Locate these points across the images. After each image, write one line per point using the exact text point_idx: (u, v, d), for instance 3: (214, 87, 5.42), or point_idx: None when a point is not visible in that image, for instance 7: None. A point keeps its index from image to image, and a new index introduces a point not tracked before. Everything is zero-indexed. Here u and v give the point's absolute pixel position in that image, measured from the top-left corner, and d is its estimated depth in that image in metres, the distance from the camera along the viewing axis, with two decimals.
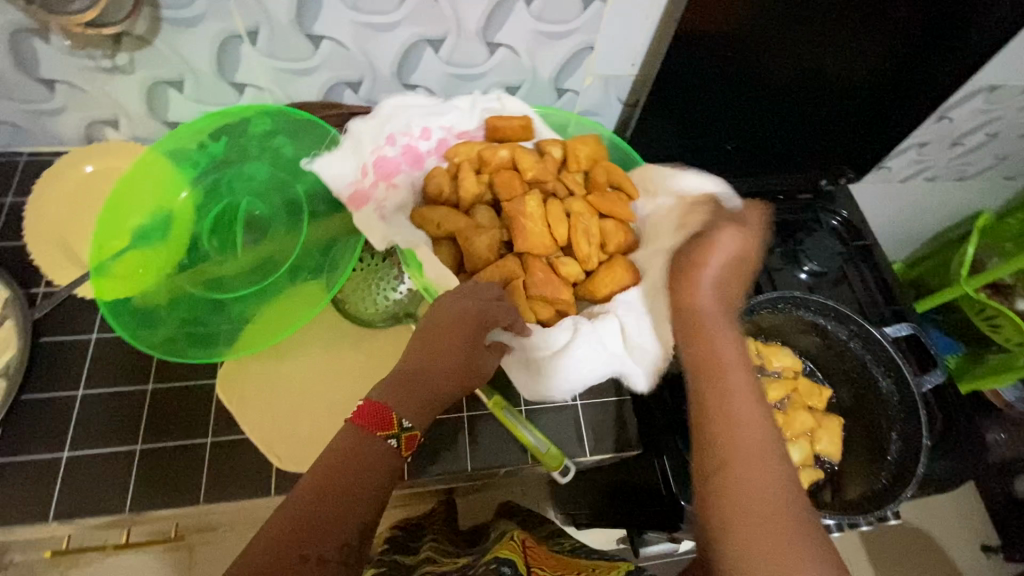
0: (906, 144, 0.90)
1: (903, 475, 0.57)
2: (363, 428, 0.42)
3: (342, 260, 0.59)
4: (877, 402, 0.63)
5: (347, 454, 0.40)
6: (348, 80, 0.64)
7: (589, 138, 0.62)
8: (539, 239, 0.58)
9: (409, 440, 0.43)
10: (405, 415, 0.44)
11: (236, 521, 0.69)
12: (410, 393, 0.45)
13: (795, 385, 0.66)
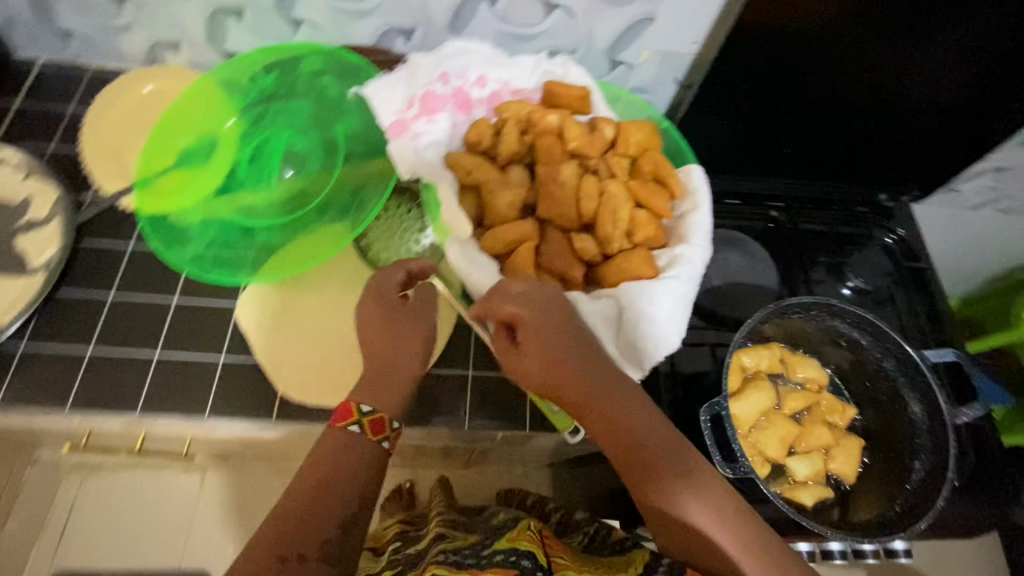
0: (982, 167, 0.83)
1: (920, 507, 0.54)
2: (331, 424, 0.46)
3: (369, 203, 0.59)
4: (904, 428, 0.60)
5: (321, 458, 0.45)
6: (401, 28, 0.63)
7: (645, 125, 0.60)
8: (564, 209, 0.56)
9: (374, 424, 0.46)
10: (365, 399, 0.47)
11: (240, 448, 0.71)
12: (372, 386, 0.48)
13: (817, 398, 0.63)
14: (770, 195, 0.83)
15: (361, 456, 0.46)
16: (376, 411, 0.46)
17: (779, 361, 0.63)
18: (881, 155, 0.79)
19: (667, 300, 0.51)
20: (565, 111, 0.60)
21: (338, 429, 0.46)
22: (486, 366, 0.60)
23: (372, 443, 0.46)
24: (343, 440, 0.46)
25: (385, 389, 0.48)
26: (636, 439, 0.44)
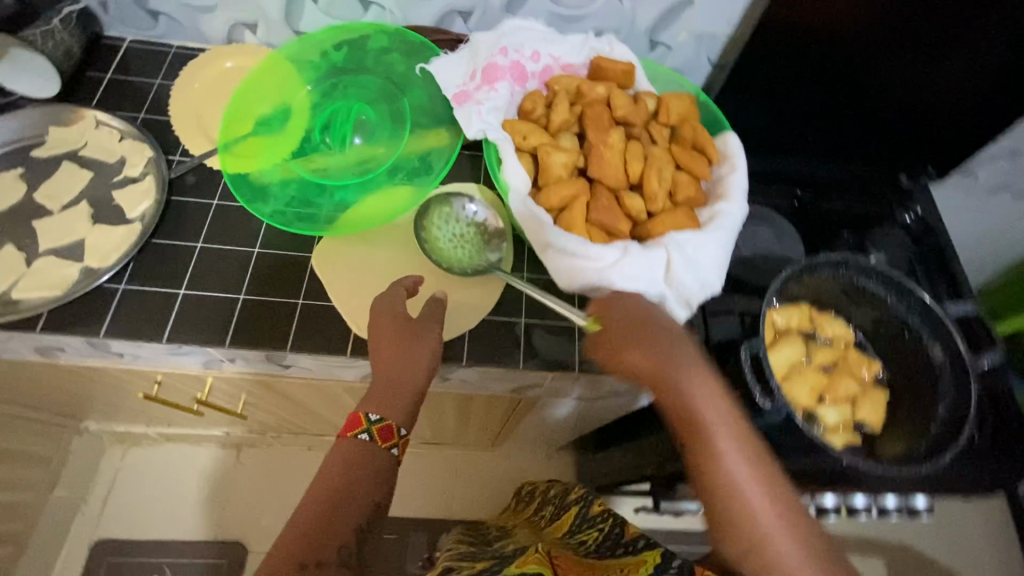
0: (995, 150, 0.88)
1: (943, 442, 0.60)
2: (343, 438, 0.51)
3: (436, 167, 0.66)
4: (927, 377, 0.64)
5: (337, 468, 0.49)
6: (461, 9, 0.70)
7: (685, 97, 0.66)
8: (612, 170, 0.61)
9: (382, 432, 0.51)
10: (370, 410, 0.52)
11: (299, 393, 0.77)
12: (383, 399, 0.53)
13: (843, 353, 0.67)
14: (794, 176, 0.86)
15: (373, 463, 0.50)
16: (383, 420, 0.51)
17: (807, 318, 0.67)
18: (902, 139, 0.84)
19: (706, 249, 0.56)
20: (611, 84, 0.66)
21: (350, 440, 0.50)
22: (540, 314, 0.64)
23: (383, 451, 0.51)
24: (354, 448, 0.50)
25: (396, 403, 0.53)
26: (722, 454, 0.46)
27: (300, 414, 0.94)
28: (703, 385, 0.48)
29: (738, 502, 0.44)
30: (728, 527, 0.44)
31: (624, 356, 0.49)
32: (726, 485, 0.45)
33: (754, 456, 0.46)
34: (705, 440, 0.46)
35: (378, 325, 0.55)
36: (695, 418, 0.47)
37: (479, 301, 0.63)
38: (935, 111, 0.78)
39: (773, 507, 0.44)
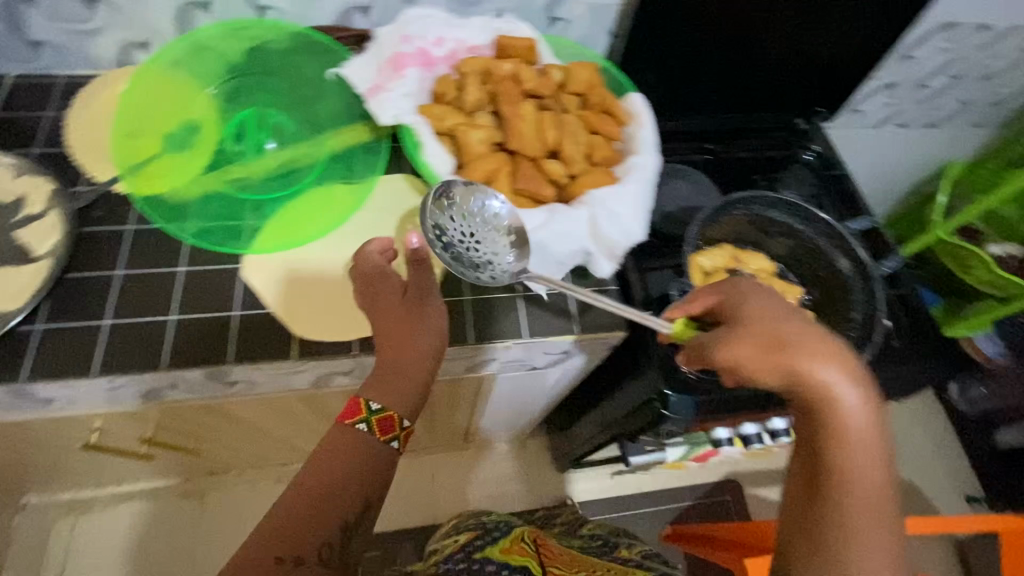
0: (874, 85, 0.97)
1: (860, 343, 0.66)
2: (342, 423, 0.50)
3: (360, 165, 0.67)
4: (841, 290, 0.70)
5: (332, 462, 0.48)
6: (359, 4, 0.70)
7: (589, 66, 0.69)
8: (529, 140, 0.63)
9: (381, 423, 0.51)
10: (371, 398, 0.52)
11: (256, 413, 0.75)
12: (382, 382, 0.53)
13: (768, 283, 0.72)
14: (704, 131, 0.93)
15: (368, 456, 0.50)
16: (383, 410, 0.51)
17: (728, 256, 0.72)
18: (792, 85, 0.91)
19: (624, 203, 0.60)
20: (517, 60, 0.68)
21: (348, 429, 0.50)
22: (484, 290, 0.64)
23: (381, 443, 0.51)
24: (351, 436, 0.50)
25: (393, 387, 0.52)
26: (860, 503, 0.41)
27: (259, 439, 0.91)
28: (869, 412, 0.41)
29: (844, 520, 0.41)
30: (817, 539, 0.42)
31: (774, 363, 0.42)
32: (841, 501, 0.41)
33: (885, 488, 0.42)
34: (844, 458, 0.41)
35: (376, 297, 0.55)
36: (841, 437, 0.41)
37: None
38: (815, 54, 0.86)
39: (881, 539, 0.41)
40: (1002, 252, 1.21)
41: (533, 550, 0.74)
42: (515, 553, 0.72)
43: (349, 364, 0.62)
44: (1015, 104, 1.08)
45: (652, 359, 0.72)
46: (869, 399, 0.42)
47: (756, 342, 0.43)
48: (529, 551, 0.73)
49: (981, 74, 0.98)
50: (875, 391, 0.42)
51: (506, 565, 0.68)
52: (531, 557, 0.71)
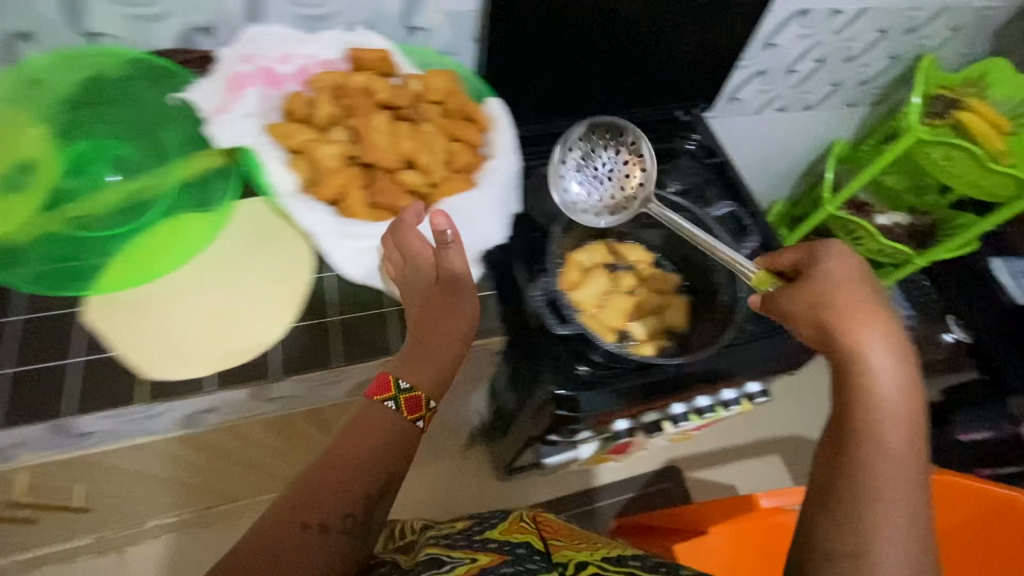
0: (747, 73, 1.01)
1: (724, 322, 0.69)
2: (370, 398, 0.51)
3: (216, 193, 0.65)
4: (710, 273, 0.72)
5: (359, 435, 0.49)
6: (201, 25, 0.67)
7: (445, 73, 0.68)
8: (384, 152, 0.62)
9: (409, 403, 0.51)
10: (405, 377, 0.53)
11: (140, 458, 0.73)
12: (409, 360, 0.55)
13: (645, 273, 0.74)
14: (590, 129, 0.93)
15: (391, 433, 0.50)
16: (413, 389, 0.51)
17: (603, 249, 0.74)
18: (668, 79, 0.93)
19: None
20: (371, 72, 0.67)
21: (376, 404, 0.51)
22: (353, 311, 0.65)
23: (408, 422, 0.51)
24: (380, 411, 0.51)
25: (424, 367, 0.54)
26: (890, 457, 0.45)
27: (158, 487, 0.87)
28: (897, 378, 0.47)
29: (875, 471, 0.45)
30: (845, 485, 0.46)
31: (826, 320, 0.49)
32: (867, 452, 0.45)
33: (909, 453, 0.46)
34: (865, 411, 0.46)
35: (413, 281, 0.58)
36: (861, 392, 0.47)
37: (283, 308, 0.62)
38: (682, 48, 0.88)
39: (904, 498, 0.44)
40: (890, 221, 1.29)
41: (534, 527, 0.70)
42: (516, 531, 0.68)
43: (210, 402, 0.61)
44: (883, 82, 1.14)
45: None
46: (899, 365, 0.47)
47: (810, 306, 0.50)
48: (530, 529, 0.69)
49: (844, 56, 1.03)
50: (902, 351, 0.48)
51: (508, 542, 0.64)
52: (533, 534, 0.68)
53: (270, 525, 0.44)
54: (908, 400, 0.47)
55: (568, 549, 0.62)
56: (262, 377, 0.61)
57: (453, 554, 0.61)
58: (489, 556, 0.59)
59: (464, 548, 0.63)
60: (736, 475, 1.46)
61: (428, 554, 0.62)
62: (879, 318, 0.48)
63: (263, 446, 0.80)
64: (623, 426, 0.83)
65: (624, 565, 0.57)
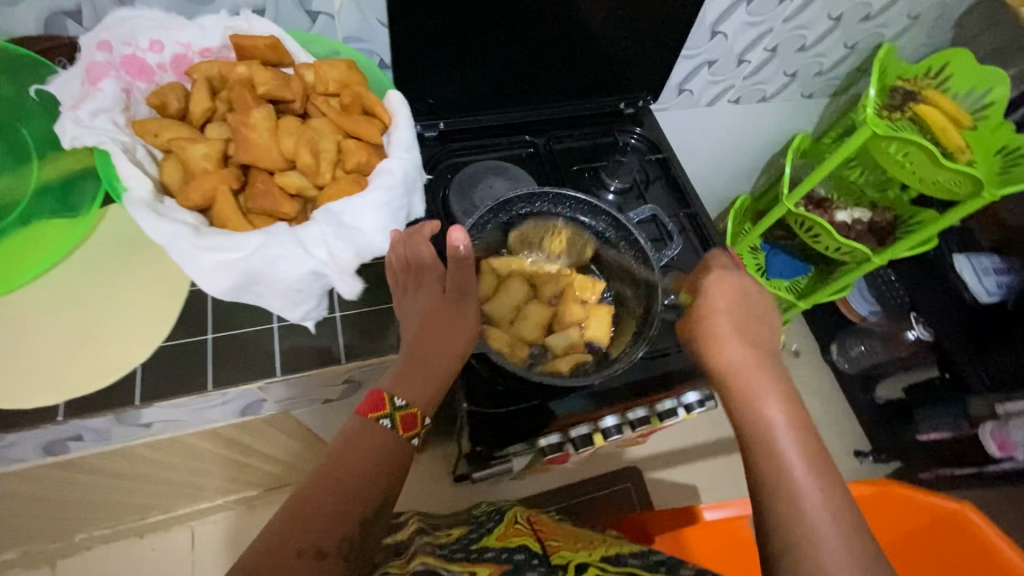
0: (694, 63, 0.95)
1: (641, 335, 0.65)
2: (363, 414, 0.46)
3: (82, 203, 0.58)
4: (630, 280, 0.69)
5: (355, 451, 0.44)
6: (65, 8, 0.60)
7: (340, 62, 0.61)
8: (263, 151, 0.56)
9: (405, 419, 0.47)
10: (399, 393, 0.49)
11: (26, 478, 0.68)
12: (407, 373, 0.50)
13: (569, 280, 0.70)
14: (524, 122, 0.89)
15: (386, 452, 0.45)
16: (409, 406, 0.47)
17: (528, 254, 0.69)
18: (608, 69, 0.87)
19: (359, 215, 0.53)
20: (257, 61, 0.60)
21: (371, 423, 0.46)
22: (230, 327, 0.58)
23: (403, 439, 0.46)
24: (374, 430, 0.46)
25: (417, 379, 0.50)
26: (776, 422, 0.46)
27: (63, 498, 0.82)
28: (762, 368, 0.50)
29: (773, 458, 0.45)
30: (749, 463, 0.46)
31: (703, 326, 0.55)
32: (759, 443, 0.46)
33: (800, 434, 0.46)
34: (749, 398, 0.48)
35: (415, 296, 0.55)
36: (735, 385, 0.50)
37: (151, 325, 0.56)
38: (620, 36, 0.82)
39: (812, 481, 0.43)
40: (850, 218, 1.24)
41: (530, 529, 0.65)
42: (512, 535, 0.63)
43: (71, 429, 0.55)
44: (843, 72, 1.09)
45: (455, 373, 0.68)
46: (759, 356, 0.51)
47: (693, 325, 0.56)
48: (527, 531, 0.64)
49: (797, 46, 0.98)
50: (756, 327, 0.54)
51: (507, 548, 0.58)
52: (530, 537, 0.62)
53: (262, 554, 0.38)
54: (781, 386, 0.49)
55: (565, 550, 0.59)
56: (120, 407, 0.53)
57: (450, 565, 0.53)
58: (492, 566, 0.53)
59: (457, 558, 0.56)
60: (697, 476, 1.39)
61: (418, 562, 0.54)
62: (739, 322, 0.54)
63: (167, 456, 0.76)
64: (554, 441, 0.73)
65: (626, 565, 0.54)
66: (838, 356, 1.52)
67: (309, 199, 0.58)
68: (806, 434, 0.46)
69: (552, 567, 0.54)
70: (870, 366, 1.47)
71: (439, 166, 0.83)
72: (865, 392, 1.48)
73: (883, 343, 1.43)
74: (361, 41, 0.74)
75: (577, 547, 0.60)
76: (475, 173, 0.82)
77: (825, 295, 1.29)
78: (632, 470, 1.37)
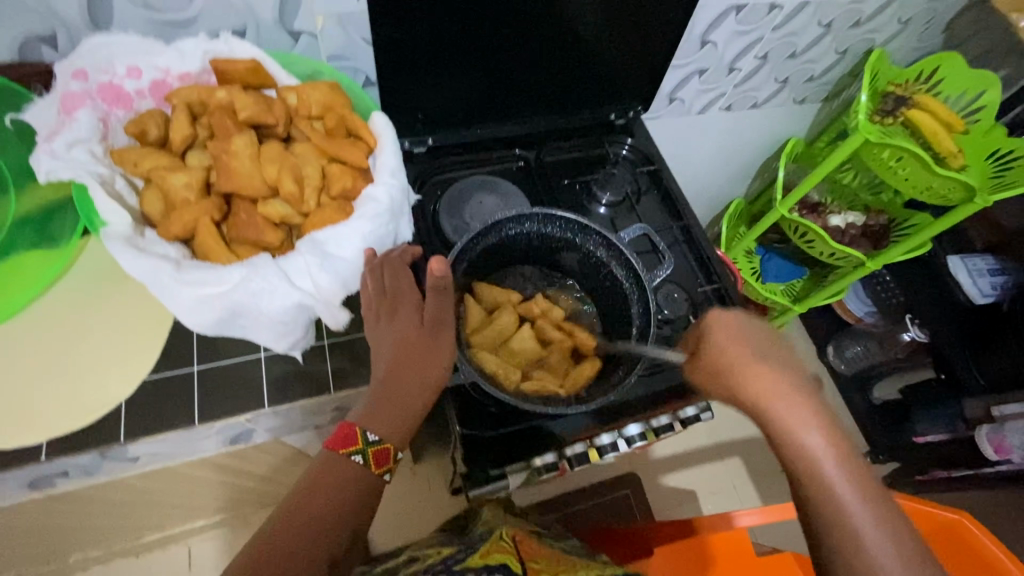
0: (685, 73, 0.94)
1: (634, 360, 0.64)
2: (332, 450, 0.46)
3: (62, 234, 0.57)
4: (622, 301, 0.69)
5: (327, 488, 0.45)
6: (39, 35, 0.57)
7: (323, 84, 0.60)
8: (246, 178, 0.55)
9: (377, 455, 0.47)
10: (371, 428, 0.48)
11: (13, 512, 0.66)
12: (377, 406, 0.49)
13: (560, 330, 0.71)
14: (515, 136, 0.88)
15: (352, 490, 0.45)
16: (382, 441, 0.47)
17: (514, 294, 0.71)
18: (598, 81, 0.86)
19: (345, 244, 0.52)
20: (237, 86, 0.59)
21: (342, 460, 0.46)
22: (216, 358, 0.57)
23: (375, 476, 0.47)
24: (345, 466, 0.46)
25: (387, 411, 0.49)
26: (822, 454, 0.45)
27: (56, 526, 0.81)
28: (791, 394, 0.48)
29: (824, 491, 0.44)
30: (806, 505, 0.45)
31: (720, 362, 0.52)
32: (807, 476, 0.45)
33: (843, 456, 0.45)
34: (786, 435, 0.47)
35: (387, 325, 0.53)
36: (769, 419, 0.48)
37: (135, 360, 0.55)
38: (610, 48, 0.81)
39: (866, 507, 0.43)
40: (844, 222, 1.24)
41: (513, 548, 0.57)
42: (495, 552, 0.54)
43: (55, 467, 0.54)
44: (834, 78, 1.08)
45: (447, 395, 0.68)
46: (786, 381, 0.49)
47: (708, 360, 0.53)
48: (510, 550, 0.56)
49: (788, 54, 0.98)
50: (766, 342, 0.52)
51: (486, 566, 0.50)
52: (513, 556, 0.54)
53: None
54: (812, 406, 0.48)
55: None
56: (105, 445, 0.52)
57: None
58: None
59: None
60: (696, 481, 1.39)
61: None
62: (757, 349, 0.51)
63: (159, 483, 0.75)
64: (549, 461, 0.67)
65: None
66: (834, 358, 1.50)
67: (294, 226, 0.57)
68: (847, 452, 0.46)
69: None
70: (865, 369, 1.46)
71: (428, 182, 0.82)
72: (862, 393, 1.48)
73: (880, 345, 1.42)
74: (346, 59, 0.72)
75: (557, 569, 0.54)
76: (464, 189, 0.81)
77: (820, 299, 1.29)
78: (631, 477, 1.35)
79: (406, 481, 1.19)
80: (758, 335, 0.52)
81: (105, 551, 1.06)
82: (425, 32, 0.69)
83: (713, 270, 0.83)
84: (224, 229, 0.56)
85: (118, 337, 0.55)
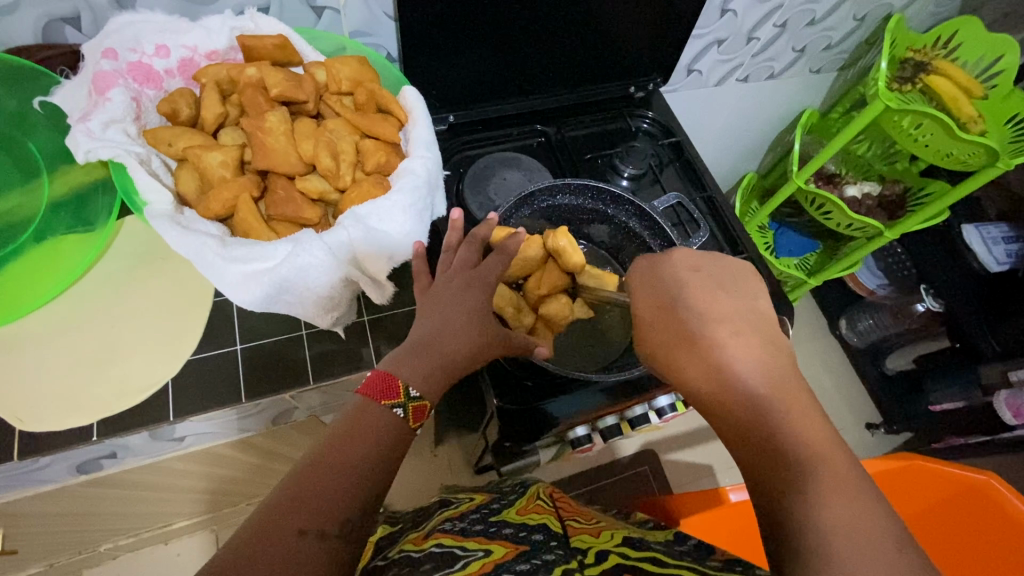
0: (704, 42, 0.93)
1: None
2: (371, 399, 0.42)
3: (96, 216, 0.56)
4: None
5: (361, 435, 0.40)
6: (62, 15, 0.55)
7: (351, 59, 0.59)
8: (282, 155, 0.56)
9: (416, 411, 0.43)
10: (411, 384, 0.44)
11: (50, 496, 0.67)
12: (413, 360, 0.46)
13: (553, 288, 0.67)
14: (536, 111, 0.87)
15: (391, 439, 0.41)
16: (424, 398, 0.43)
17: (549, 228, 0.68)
18: (619, 53, 0.85)
19: (386, 216, 0.53)
20: (266, 62, 0.58)
21: (376, 412, 0.42)
22: (257, 337, 0.58)
23: (410, 430, 0.43)
24: (383, 417, 0.42)
25: (414, 362, 0.46)
26: (788, 421, 0.40)
27: (89, 514, 0.82)
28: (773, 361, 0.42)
29: (790, 457, 0.38)
30: (777, 475, 0.38)
31: (675, 328, 0.47)
32: (771, 444, 0.39)
33: (812, 425, 0.40)
34: (752, 405, 0.41)
35: (436, 280, 0.53)
36: (723, 383, 0.43)
37: (177, 340, 0.56)
38: (632, 19, 0.79)
39: (867, 493, 0.36)
40: (860, 192, 1.23)
41: (552, 506, 0.56)
42: (533, 511, 0.53)
43: (106, 448, 0.55)
44: (852, 45, 1.07)
45: (482, 372, 0.66)
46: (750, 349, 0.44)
47: (667, 326, 0.48)
48: (550, 509, 0.55)
49: (806, 21, 0.96)
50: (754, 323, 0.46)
51: (525, 526, 0.49)
52: (553, 514, 0.53)
53: (251, 537, 0.34)
54: (787, 373, 0.43)
55: (587, 534, 0.49)
56: (154, 424, 0.53)
57: (462, 544, 0.45)
58: (507, 546, 0.45)
59: (472, 534, 0.48)
60: (712, 456, 1.39)
61: (432, 543, 0.46)
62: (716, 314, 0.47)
63: (194, 465, 0.75)
64: (582, 434, 0.73)
65: (649, 552, 0.46)
66: (846, 331, 1.50)
67: (331, 203, 0.59)
68: (808, 403, 0.41)
69: (576, 548, 0.45)
70: (878, 340, 1.44)
71: (452, 158, 0.81)
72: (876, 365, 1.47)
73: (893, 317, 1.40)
74: (368, 34, 0.70)
75: (599, 529, 0.52)
76: (487, 166, 0.81)
77: (835, 271, 1.27)
78: (649, 453, 1.37)
79: (427, 462, 1.20)
80: (733, 311, 0.47)
81: (137, 538, 1.01)
82: (450, 10, 0.67)
83: (737, 241, 0.83)
84: (261, 207, 0.57)
85: (164, 318, 0.56)
